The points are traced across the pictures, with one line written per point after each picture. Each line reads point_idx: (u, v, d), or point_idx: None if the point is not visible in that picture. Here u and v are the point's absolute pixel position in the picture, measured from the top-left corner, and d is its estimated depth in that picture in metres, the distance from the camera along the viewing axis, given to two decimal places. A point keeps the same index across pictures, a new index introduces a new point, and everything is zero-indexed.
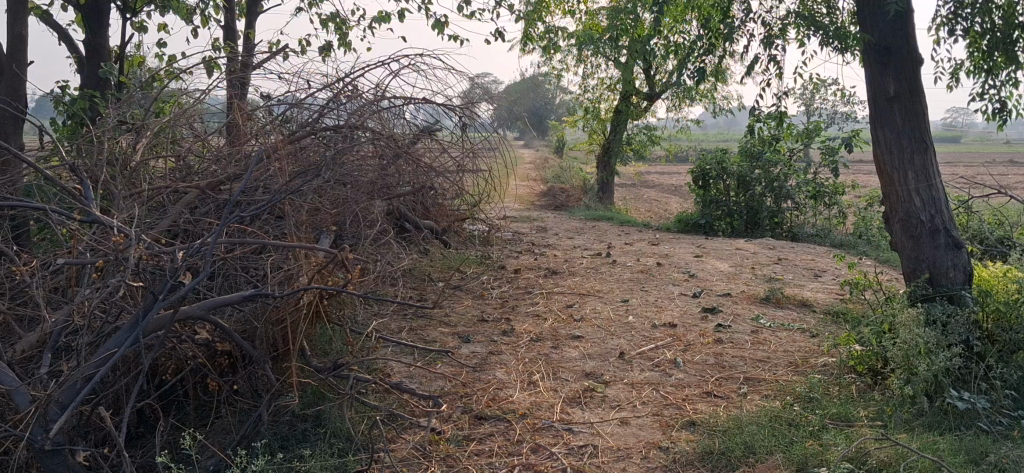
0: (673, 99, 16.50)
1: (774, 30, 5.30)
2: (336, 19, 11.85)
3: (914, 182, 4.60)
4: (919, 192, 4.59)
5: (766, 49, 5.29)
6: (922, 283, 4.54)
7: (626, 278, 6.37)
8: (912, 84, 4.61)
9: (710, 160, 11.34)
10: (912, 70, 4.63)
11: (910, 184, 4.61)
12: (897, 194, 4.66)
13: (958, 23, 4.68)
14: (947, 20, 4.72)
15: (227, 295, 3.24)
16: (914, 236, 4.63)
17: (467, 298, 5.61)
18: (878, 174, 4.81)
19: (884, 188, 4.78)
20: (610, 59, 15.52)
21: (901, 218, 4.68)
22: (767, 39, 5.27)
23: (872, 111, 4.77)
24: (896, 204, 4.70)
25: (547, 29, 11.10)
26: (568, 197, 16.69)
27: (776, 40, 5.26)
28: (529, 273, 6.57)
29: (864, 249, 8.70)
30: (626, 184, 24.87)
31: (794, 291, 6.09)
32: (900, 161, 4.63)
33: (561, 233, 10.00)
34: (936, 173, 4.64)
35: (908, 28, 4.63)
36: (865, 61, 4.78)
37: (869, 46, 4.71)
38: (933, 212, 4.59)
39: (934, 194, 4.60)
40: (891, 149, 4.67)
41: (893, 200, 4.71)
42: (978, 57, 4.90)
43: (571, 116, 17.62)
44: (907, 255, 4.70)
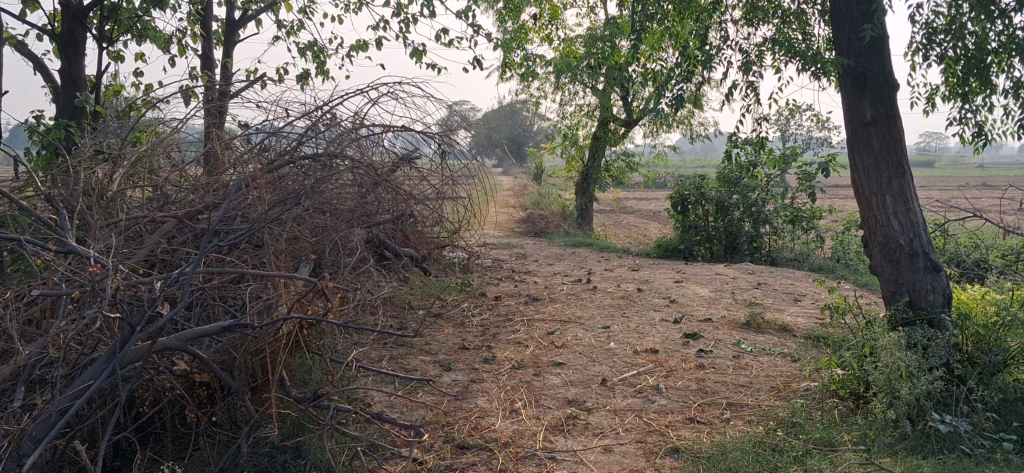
0: (651, 126, 16.60)
1: (751, 56, 5.34)
2: (313, 48, 11.88)
3: (892, 206, 4.63)
4: (898, 215, 4.62)
5: (744, 75, 5.33)
6: (902, 307, 4.55)
7: (607, 304, 6.36)
8: (889, 109, 4.65)
9: (689, 186, 11.39)
10: (888, 95, 4.67)
11: (888, 207, 4.64)
12: (876, 217, 4.69)
13: (931, 49, 4.74)
14: (922, 46, 4.77)
15: (206, 326, 3.19)
16: (893, 259, 4.64)
17: (447, 326, 5.59)
18: (856, 198, 4.84)
19: (863, 212, 4.81)
20: (587, 86, 15.61)
21: (880, 241, 4.70)
22: (743, 65, 5.31)
23: (849, 135, 4.81)
24: (875, 228, 4.72)
25: (524, 57, 11.17)
26: (548, 223, 16.72)
27: (753, 66, 5.30)
28: (510, 300, 6.56)
29: (843, 273, 8.74)
30: (605, 210, 24.94)
31: (774, 316, 6.09)
32: (878, 184, 4.66)
33: (540, 259, 10.00)
34: (914, 197, 4.67)
35: (883, 54, 4.67)
36: (842, 86, 4.82)
37: (845, 71, 4.75)
38: (912, 236, 4.62)
39: (912, 218, 4.62)
40: (869, 173, 4.70)
41: (872, 223, 4.73)
42: (954, 82, 4.95)
43: (550, 143, 17.69)
44: (887, 279, 4.72)
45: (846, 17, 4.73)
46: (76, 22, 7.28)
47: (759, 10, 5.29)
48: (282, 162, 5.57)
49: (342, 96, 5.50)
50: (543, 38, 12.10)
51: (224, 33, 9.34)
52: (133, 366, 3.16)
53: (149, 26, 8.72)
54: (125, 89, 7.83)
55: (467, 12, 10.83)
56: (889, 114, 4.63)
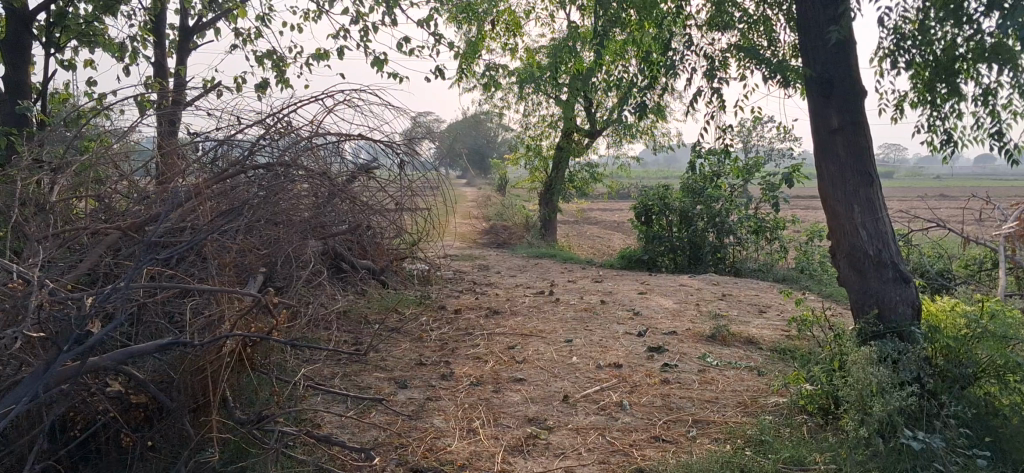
0: (615, 136, 16.56)
1: (716, 62, 5.23)
2: (273, 55, 11.67)
3: (861, 215, 4.52)
4: (867, 225, 4.51)
5: (708, 82, 5.22)
6: (872, 319, 4.44)
7: (569, 317, 6.21)
8: (856, 116, 4.54)
9: (653, 196, 11.30)
10: (855, 102, 4.56)
11: (856, 217, 4.53)
12: (844, 227, 4.58)
13: (898, 56, 4.65)
14: (889, 52, 4.68)
15: (143, 344, 2.98)
16: (861, 270, 4.54)
17: (405, 341, 5.40)
18: (822, 207, 4.73)
19: (831, 222, 4.70)
20: (551, 95, 15.51)
21: (848, 250, 4.59)
22: (707, 73, 5.18)
23: (815, 143, 4.71)
24: (843, 237, 4.62)
25: (486, 68, 11.04)
26: (511, 235, 16.58)
27: (719, 72, 5.19)
28: (470, 314, 6.37)
29: (808, 284, 8.66)
30: (569, 222, 24.86)
31: (739, 328, 5.98)
32: (845, 194, 4.55)
33: (503, 271, 9.84)
34: (883, 205, 4.56)
35: (849, 59, 4.57)
36: (807, 93, 4.71)
37: (811, 77, 4.65)
38: (880, 246, 4.51)
39: (881, 227, 4.52)
40: (835, 182, 4.59)
41: (839, 233, 4.63)
42: (921, 89, 4.87)
43: (514, 153, 17.53)
44: (855, 289, 4.61)
45: (812, 21, 4.63)
46: (22, 28, 6.98)
47: (724, 16, 5.19)
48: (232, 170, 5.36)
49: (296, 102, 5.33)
50: (505, 47, 12.01)
51: (179, 42, 9.10)
52: (62, 388, 2.94)
53: (100, 33, 8.48)
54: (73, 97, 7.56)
55: (429, 21, 10.69)
56: (854, 119, 4.53)
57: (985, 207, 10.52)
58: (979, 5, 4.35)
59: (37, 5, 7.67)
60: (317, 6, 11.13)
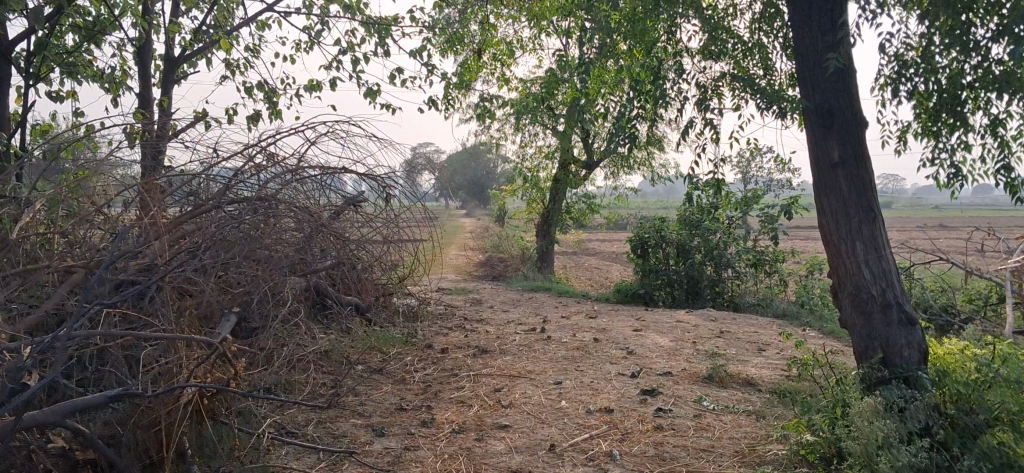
0: (613, 167, 16.40)
1: (709, 91, 5.03)
2: (263, 86, 11.52)
3: (864, 252, 4.30)
4: (870, 263, 4.28)
5: (702, 113, 5.01)
6: (876, 364, 4.22)
7: (560, 356, 5.97)
8: (857, 148, 4.33)
9: (649, 229, 11.08)
10: (856, 133, 4.35)
11: (859, 254, 4.31)
12: (845, 265, 4.35)
13: (900, 85, 4.47)
14: (891, 81, 4.49)
15: (90, 397, 2.78)
16: (864, 311, 4.32)
17: (386, 384, 5.16)
18: (823, 245, 4.51)
19: (832, 259, 4.48)
20: (547, 126, 15.37)
21: (850, 290, 4.36)
22: (702, 102, 4.98)
23: (815, 176, 4.49)
24: (845, 277, 4.39)
25: (480, 99, 10.87)
26: (507, 267, 16.35)
27: (712, 102, 4.99)
28: (457, 353, 6.13)
29: (808, 319, 8.42)
30: (567, 254, 24.65)
31: (737, 368, 5.74)
32: (847, 230, 4.33)
33: (495, 306, 9.61)
34: (886, 242, 4.34)
35: (849, 88, 4.37)
36: (806, 124, 4.51)
37: (810, 107, 4.44)
38: (884, 285, 4.29)
39: (885, 265, 4.29)
40: (837, 217, 4.37)
41: (841, 272, 4.41)
42: (926, 120, 4.67)
43: (511, 184, 17.32)
44: (858, 332, 4.39)
45: (810, 49, 4.43)
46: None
47: (717, 43, 4.99)
48: (209, 206, 5.16)
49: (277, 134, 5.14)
50: (499, 77, 11.85)
51: (164, 71, 8.91)
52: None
53: (84, 64, 8.31)
54: (53, 129, 7.38)
55: (422, 51, 10.53)
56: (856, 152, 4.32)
57: (988, 239, 10.29)
58: (986, 31, 4.18)
59: (16, 35, 7.52)
60: (309, 37, 10.97)
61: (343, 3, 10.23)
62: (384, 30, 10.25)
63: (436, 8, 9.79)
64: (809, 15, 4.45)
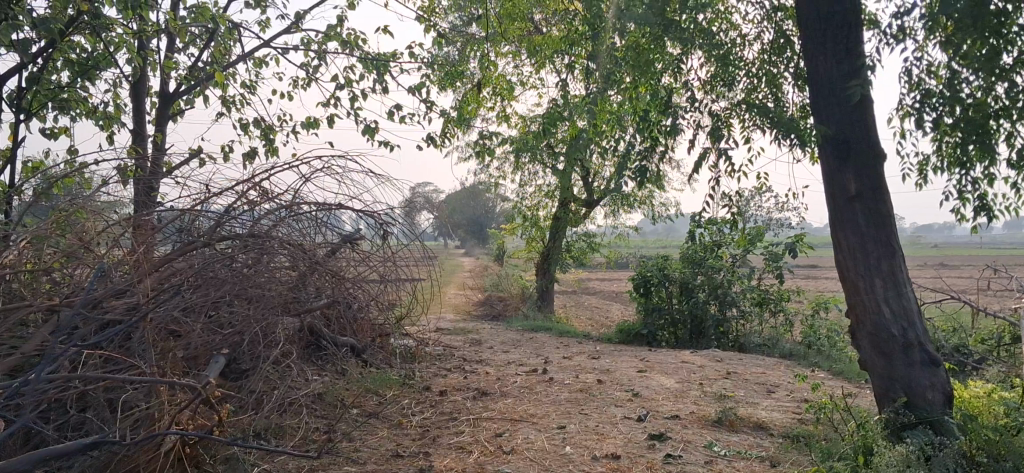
0: (613, 205, 16.28)
1: (720, 123, 4.86)
2: (260, 123, 11.39)
3: (882, 291, 4.42)
4: (890, 301, 4.40)
5: (713, 144, 4.84)
6: (900, 409, 4.28)
7: (563, 399, 5.76)
8: (874, 183, 4.44)
9: (651, 267, 10.90)
10: (873, 169, 4.46)
11: (878, 293, 4.42)
12: (865, 304, 4.47)
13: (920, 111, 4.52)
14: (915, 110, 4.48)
15: (62, 445, 2.59)
16: (886, 352, 4.42)
17: (382, 429, 4.95)
18: (840, 282, 4.64)
19: (852, 298, 4.60)
20: (547, 164, 15.25)
21: (870, 330, 4.48)
22: (711, 135, 4.84)
23: (831, 211, 4.61)
24: (864, 315, 4.51)
25: (480, 136, 10.74)
26: (506, 307, 16.12)
27: (724, 133, 4.82)
28: (456, 396, 5.92)
29: (817, 359, 8.21)
30: (566, 293, 24.43)
31: (748, 411, 5.52)
32: (866, 268, 4.45)
33: (496, 346, 9.39)
34: (905, 280, 4.45)
35: (867, 123, 4.47)
36: (821, 158, 4.62)
37: (827, 142, 4.55)
38: (905, 324, 4.40)
39: (905, 305, 4.40)
40: (854, 253, 4.49)
41: (859, 310, 4.52)
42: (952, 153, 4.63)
43: (510, 223, 17.15)
44: (879, 372, 4.49)
45: (828, 89, 4.56)
46: None
47: None
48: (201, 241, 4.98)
49: (274, 169, 5.06)
50: (499, 114, 11.73)
51: (159, 107, 8.77)
52: None
53: (77, 99, 8.18)
54: (43, 165, 7.23)
55: (421, 88, 10.42)
56: (873, 191, 4.43)
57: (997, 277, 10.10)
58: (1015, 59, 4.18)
59: (8, 69, 7.39)
60: (307, 74, 10.86)
61: (341, 39, 10.14)
62: (382, 65, 10.13)
63: (436, 44, 9.69)
64: (827, 54, 4.58)
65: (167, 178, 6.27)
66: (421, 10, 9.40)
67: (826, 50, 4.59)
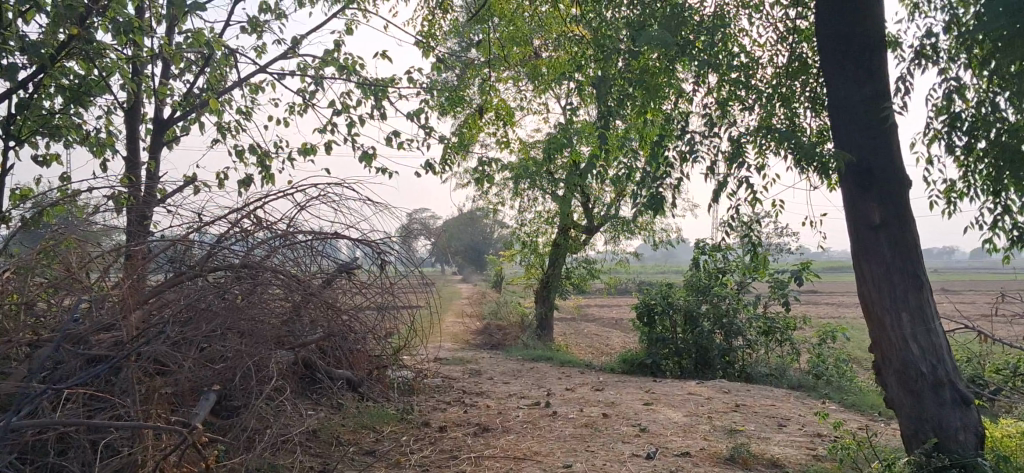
0: (614, 232, 16.10)
1: (736, 149, 4.67)
2: (256, 150, 11.21)
3: (910, 327, 4.65)
4: (918, 336, 4.64)
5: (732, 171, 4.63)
6: (933, 450, 4.49)
7: (568, 434, 5.55)
8: (897, 211, 4.69)
9: (655, 296, 10.70)
10: (896, 199, 4.71)
11: (905, 327, 4.66)
12: (892, 340, 4.70)
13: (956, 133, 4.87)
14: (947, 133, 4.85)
15: None
16: (914, 390, 4.64)
17: (381, 468, 4.74)
18: (865, 316, 4.88)
19: (876, 332, 4.84)
20: (546, 190, 15.07)
21: (897, 365, 4.71)
22: (730, 159, 4.66)
23: (854, 241, 4.85)
24: (890, 349, 4.74)
25: (479, 162, 10.56)
26: (506, 335, 15.87)
27: (742, 160, 4.63)
28: (457, 431, 5.70)
29: (828, 390, 8.00)
30: (566, 320, 24.16)
31: (760, 447, 5.31)
32: (892, 302, 4.69)
33: (497, 377, 9.17)
34: (931, 315, 4.70)
35: (891, 152, 4.71)
36: (843, 185, 4.86)
37: (849, 168, 4.79)
38: (933, 360, 4.63)
39: (932, 340, 4.65)
40: (880, 285, 4.73)
41: (886, 345, 4.76)
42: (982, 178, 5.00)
43: (508, 250, 16.94)
44: (906, 409, 4.72)
45: (854, 127, 4.75)
46: None
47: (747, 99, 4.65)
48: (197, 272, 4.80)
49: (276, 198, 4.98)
50: (499, 140, 11.57)
51: (152, 133, 8.58)
52: None
53: (67, 126, 7.98)
54: (31, 193, 7.02)
55: (420, 113, 10.26)
56: (902, 228, 4.66)
57: (1008, 304, 9.91)
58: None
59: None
60: (303, 100, 10.69)
61: (339, 64, 9.99)
62: (380, 91, 9.97)
63: (434, 69, 9.55)
64: (851, 89, 4.80)
65: (160, 207, 6.06)
66: (420, 34, 9.25)
67: (851, 90, 4.79)
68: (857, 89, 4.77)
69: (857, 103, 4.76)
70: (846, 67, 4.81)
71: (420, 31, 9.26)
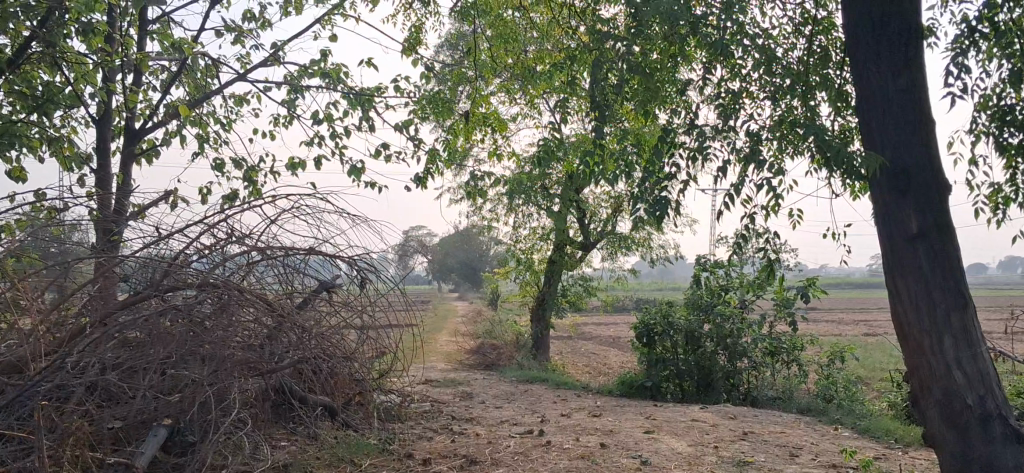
0: (611, 248, 15.67)
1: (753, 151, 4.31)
2: (239, 163, 10.78)
3: (954, 351, 4.33)
4: (962, 363, 4.32)
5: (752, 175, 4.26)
6: None
7: (562, 468, 5.08)
8: (934, 223, 4.38)
9: (654, 314, 10.25)
10: (935, 208, 4.40)
11: (948, 354, 4.34)
12: (934, 368, 4.38)
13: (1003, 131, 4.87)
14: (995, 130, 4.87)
15: None
16: (959, 425, 4.31)
17: None
18: (901, 342, 4.56)
19: (914, 359, 4.51)
20: (541, 205, 14.65)
21: (939, 397, 4.39)
22: (742, 162, 4.27)
23: (889, 258, 4.54)
24: (931, 379, 4.42)
25: (471, 176, 10.15)
26: (500, 354, 15.39)
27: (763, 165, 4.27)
28: (442, 465, 5.25)
29: (839, 416, 7.53)
30: (562, 339, 23.69)
31: None
32: (933, 327, 4.37)
33: (489, 400, 8.71)
34: (976, 340, 4.39)
35: (928, 156, 4.42)
36: (877, 194, 4.56)
37: (883, 173, 4.51)
38: (980, 390, 4.31)
39: (979, 367, 4.33)
40: (918, 308, 4.41)
41: (926, 374, 4.43)
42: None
43: (503, 267, 16.51)
44: (948, 446, 4.38)
45: (888, 125, 4.50)
46: None
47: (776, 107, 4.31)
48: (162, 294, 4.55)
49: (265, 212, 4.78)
50: (493, 153, 11.17)
51: (124, 145, 8.13)
52: None
53: (29, 135, 7.52)
54: None
55: (409, 125, 9.85)
56: (936, 235, 4.37)
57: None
58: None
59: None
60: (288, 111, 10.28)
61: (324, 74, 9.59)
62: (367, 101, 9.55)
63: (423, 78, 9.15)
64: (884, 81, 4.54)
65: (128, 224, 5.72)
66: (407, 41, 8.86)
67: (881, 84, 4.56)
68: (883, 84, 4.55)
69: (884, 98, 4.53)
70: (875, 58, 4.59)
71: (408, 38, 8.87)
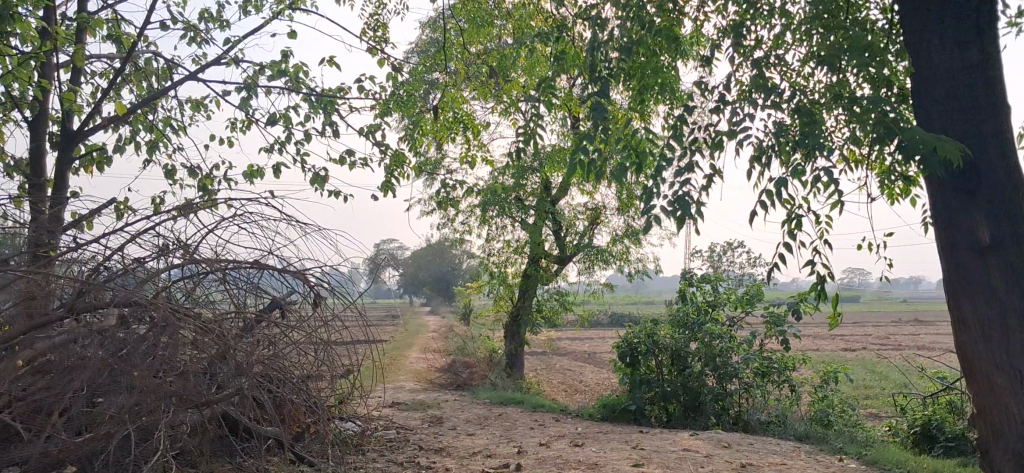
0: (587, 261, 15.11)
1: None
2: (194, 171, 10.08)
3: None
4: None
5: None
6: None
7: None
8: (1004, 234, 4.72)
9: (638, 333, 9.64)
10: (1003, 221, 4.74)
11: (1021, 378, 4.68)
12: (1002, 389, 4.73)
13: None
14: None
15: None
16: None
17: None
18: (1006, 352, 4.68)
19: (983, 379, 4.83)
20: (516, 217, 14.04)
21: (1011, 419, 4.71)
22: None
23: (983, 267, 4.74)
24: (1003, 401, 4.74)
25: (443, 186, 9.53)
26: (473, 372, 14.74)
27: None
28: None
29: (841, 444, 6.94)
30: (536, 355, 23.09)
31: None
32: (1002, 349, 4.71)
33: (460, 426, 8.06)
34: None
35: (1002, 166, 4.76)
36: (947, 198, 4.87)
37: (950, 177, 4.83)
38: None
39: None
40: (998, 332, 4.72)
41: (994, 395, 4.77)
42: None
43: (476, 281, 15.88)
44: None
45: (953, 116, 4.84)
46: None
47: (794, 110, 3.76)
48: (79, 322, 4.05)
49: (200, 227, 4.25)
50: (465, 161, 10.57)
51: (61, 147, 7.44)
52: None
53: None
54: None
55: (375, 129, 9.21)
56: (1008, 250, 4.71)
57: None
58: None
59: None
60: (245, 115, 9.59)
61: (285, 76, 8.95)
62: (329, 103, 8.91)
63: (390, 79, 8.52)
64: (935, 73, 4.93)
65: (56, 235, 5.17)
66: (372, 39, 8.24)
67: (937, 71, 4.93)
68: (939, 71, 4.92)
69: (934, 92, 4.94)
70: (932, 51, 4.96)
71: (374, 35, 8.25)
